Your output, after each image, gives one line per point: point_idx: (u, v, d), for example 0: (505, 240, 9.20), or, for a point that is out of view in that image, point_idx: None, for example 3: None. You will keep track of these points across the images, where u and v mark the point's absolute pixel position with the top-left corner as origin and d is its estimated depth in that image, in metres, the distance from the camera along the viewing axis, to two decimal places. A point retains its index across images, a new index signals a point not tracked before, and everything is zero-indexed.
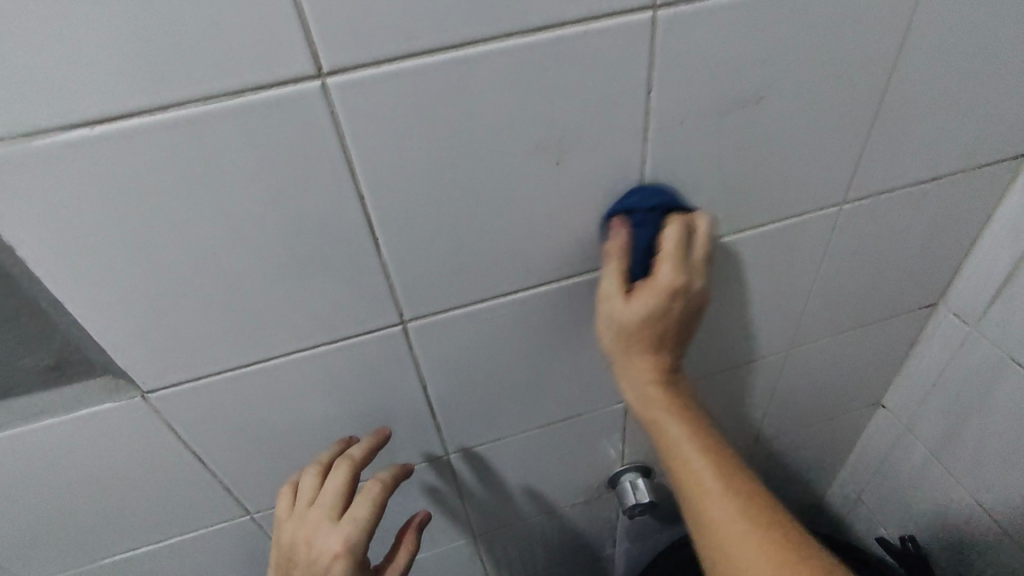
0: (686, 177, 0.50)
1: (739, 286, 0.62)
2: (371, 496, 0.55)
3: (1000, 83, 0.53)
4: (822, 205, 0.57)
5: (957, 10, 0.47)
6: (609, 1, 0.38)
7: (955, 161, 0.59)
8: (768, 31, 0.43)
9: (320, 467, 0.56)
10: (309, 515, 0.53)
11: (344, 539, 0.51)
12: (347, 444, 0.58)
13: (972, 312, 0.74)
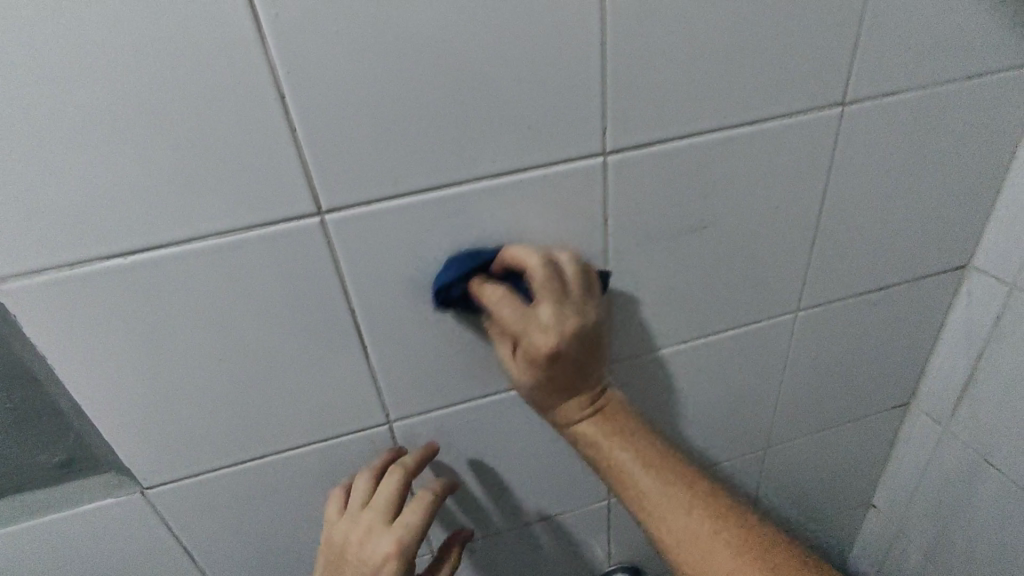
0: (648, 290, 0.56)
1: (708, 387, 0.66)
2: (426, 498, 0.51)
3: (926, 206, 0.60)
4: (777, 313, 0.62)
5: (873, 151, 0.54)
6: (565, 150, 0.45)
7: (899, 272, 0.65)
8: (707, 171, 0.50)
9: (372, 472, 0.53)
10: (362, 519, 0.50)
11: (398, 541, 0.48)
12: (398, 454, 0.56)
13: (941, 411, 0.77)
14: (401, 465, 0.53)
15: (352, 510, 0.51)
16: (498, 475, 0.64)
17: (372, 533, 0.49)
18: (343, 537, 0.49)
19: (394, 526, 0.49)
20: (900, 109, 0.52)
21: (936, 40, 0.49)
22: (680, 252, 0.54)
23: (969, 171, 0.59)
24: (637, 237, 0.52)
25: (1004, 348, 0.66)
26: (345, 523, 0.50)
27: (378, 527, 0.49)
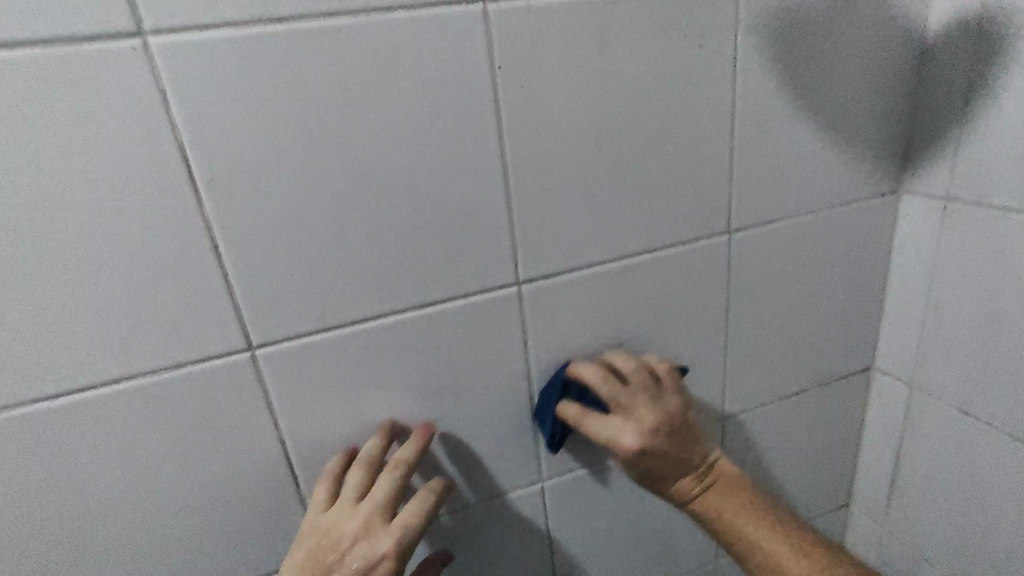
0: None
1: (646, 500, 0.67)
2: (403, 467, 0.47)
3: (823, 315, 0.66)
4: (703, 421, 0.65)
5: (763, 269, 0.61)
6: (481, 283, 0.50)
7: (811, 375, 0.69)
8: (615, 293, 0.55)
9: (371, 465, 0.48)
10: (345, 502, 0.46)
11: (392, 531, 0.45)
12: (383, 444, 0.49)
13: (878, 510, 0.78)
14: (400, 463, 0.48)
15: (318, 561, 0.44)
16: None
17: (369, 515, 0.45)
18: (339, 539, 0.44)
19: (388, 519, 0.45)
20: (780, 233, 0.60)
21: (799, 177, 0.57)
22: (600, 368, 0.57)
23: (854, 283, 0.66)
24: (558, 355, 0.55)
25: (926, 436, 0.68)
26: (316, 557, 0.44)
27: (370, 505, 0.45)
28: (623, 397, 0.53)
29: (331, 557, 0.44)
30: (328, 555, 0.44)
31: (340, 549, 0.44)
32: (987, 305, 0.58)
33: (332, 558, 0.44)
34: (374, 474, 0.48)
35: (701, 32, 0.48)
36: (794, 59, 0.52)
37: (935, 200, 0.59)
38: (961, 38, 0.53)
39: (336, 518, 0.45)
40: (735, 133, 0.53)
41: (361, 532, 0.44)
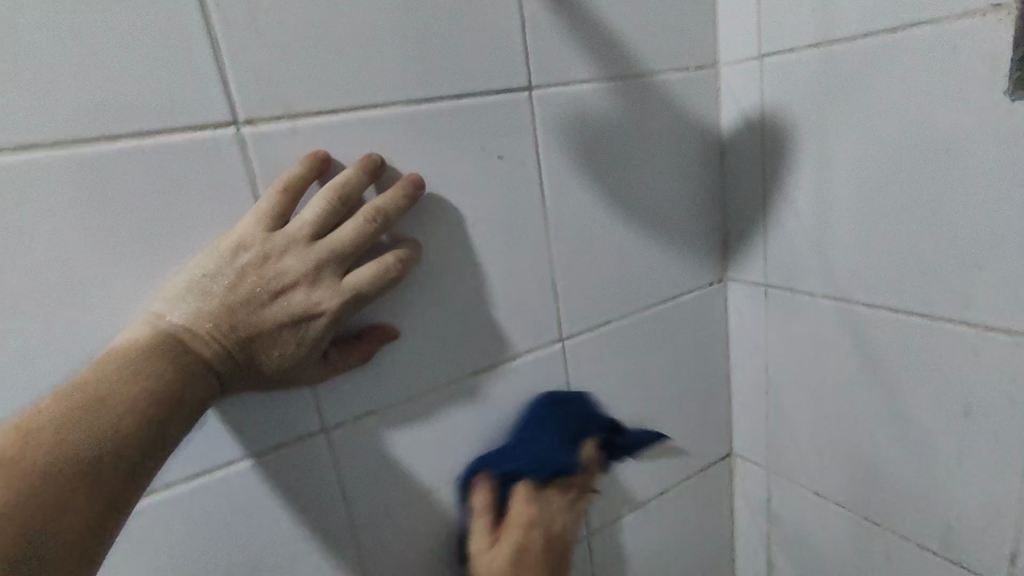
0: (411, 561, 0.50)
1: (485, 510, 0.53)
2: (368, 221, 0.39)
3: (673, 408, 0.64)
4: (547, 412, 0.55)
5: (599, 247, 0.55)
6: (227, 177, 0.38)
7: (667, 474, 0.66)
8: (429, 266, 0.46)
9: (339, 198, 0.39)
10: (259, 233, 0.37)
11: (322, 252, 0.38)
12: (364, 179, 0.40)
13: (757, 495, 0.70)
14: (368, 214, 0.39)
15: (223, 279, 0.35)
16: None
17: (282, 277, 0.37)
18: (246, 262, 0.36)
19: (323, 260, 0.38)
20: (615, 334, 0.58)
21: (632, 212, 0.56)
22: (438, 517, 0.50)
23: (699, 375, 0.66)
24: (382, 507, 0.47)
25: (789, 402, 0.62)
26: (213, 302, 0.35)
27: (284, 290, 0.37)
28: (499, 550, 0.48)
29: (222, 331, 0.35)
30: (222, 313, 0.35)
31: (238, 317, 0.35)
32: (822, 384, 0.58)
33: (224, 335, 0.35)
34: (338, 207, 0.39)
35: (501, 144, 0.47)
36: (602, 163, 0.53)
37: (756, 286, 0.61)
38: (750, 138, 0.57)
39: (235, 254, 0.36)
40: (557, 183, 0.51)
41: (278, 292, 0.37)
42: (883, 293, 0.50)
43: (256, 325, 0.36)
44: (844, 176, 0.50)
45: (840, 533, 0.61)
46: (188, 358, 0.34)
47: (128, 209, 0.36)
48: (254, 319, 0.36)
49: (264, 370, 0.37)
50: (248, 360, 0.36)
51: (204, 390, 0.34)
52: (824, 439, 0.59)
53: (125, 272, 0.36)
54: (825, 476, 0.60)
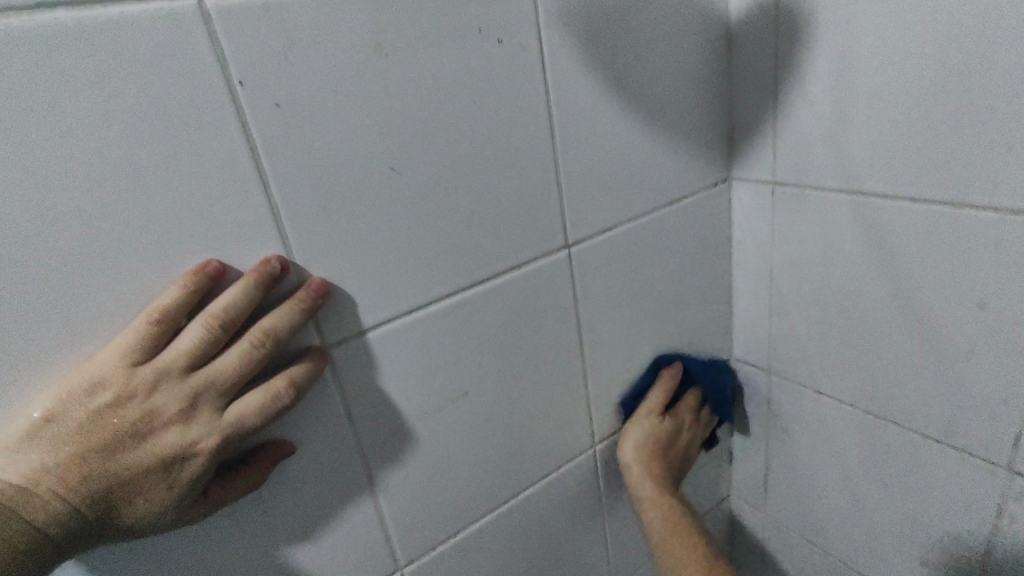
0: (425, 478, 0.48)
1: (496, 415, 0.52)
2: (262, 342, 0.36)
3: (677, 314, 0.63)
4: (555, 314, 0.52)
5: (603, 137, 0.51)
6: (189, 45, 0.32)
7: None
8: (426, 158, 0.41)
9: (218, 325, 0.34)
10: (120, 369, 0.32)
11: (192, 388, 0.34)
12: (247, 301, 0.35)
13: (756, 389, 0.70)
14: (259, 333, 0.36)
15: (69, 436, 0.32)
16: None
17: (143, 415, 0.33)
18: (97, 408, 0.32)
19: (197, 396, 0.34)
20: (622, 239, 0.55)
21: (638, 99, 0.52)
22: (449, 426, 0.49)
23: (702, 280, 0.64)
24: (392, 426, 0.45)
25: (794, 295, 0.61)
26: (110, 410, 0.32)
27: (151, 430, 0.33)
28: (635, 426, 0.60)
29: (125, 438, 0.33)
30: (77, 459, 0.32)
31: (92, 468, 0.32)
32: (829, 282, 0.57)
33: (76, 481, 0.32)
34: (215, 337, 0.34)
35: (500, 25, 0.42)
36: (607, 50, 0.48)
37: (764, 185, 0.59)
38: (763, 22, 0.53)
39: (132, 369, 0.33)
40: (558, 64, 0.46)
41: (145, 435, 0.33)
42: (905, 180, 0.48)
43: (164, 429, 0.34)
44: (872, 47, 0.46)
45: (840, 429, 0.62)
46: (87, 472, 0.32)
47: (81, 98, 0.30)
48: (160, 431, 0.34)
49: (128, 523, 0.34)
50: (157, 484, 0.34)
51: (106, 502, 0.33)
52: (829, 339, 0.59)
53: (84, 174, 0.31)
54: (828, 374, 0.61)
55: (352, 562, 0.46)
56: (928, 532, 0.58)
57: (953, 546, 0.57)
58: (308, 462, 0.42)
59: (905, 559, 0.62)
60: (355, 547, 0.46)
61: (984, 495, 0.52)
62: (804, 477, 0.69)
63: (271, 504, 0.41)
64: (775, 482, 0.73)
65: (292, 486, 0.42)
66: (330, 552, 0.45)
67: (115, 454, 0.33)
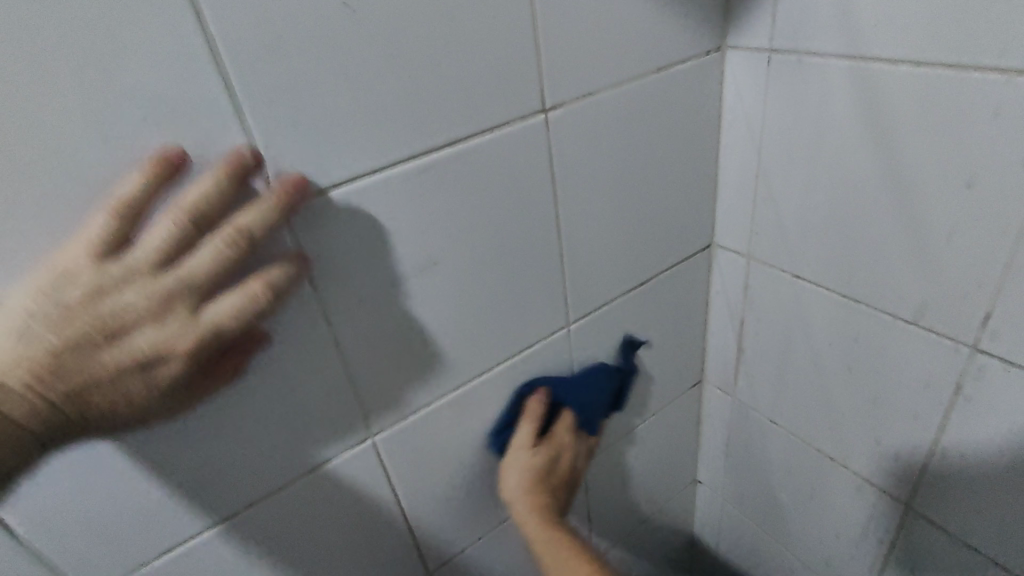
0: (393, 348, 0.48)
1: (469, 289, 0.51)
2: (236, 239, 0.35)
3: (658, 195, 0.61)
4: (530, 187, 0.50)
5: None
6: None
7: (650, 264, 0.65)
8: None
9: (190, 222, 0.34)
10: (89, 262, 0.32)
11: (163, 285, 0.33)
12: (218, 197, 0.35)
13: (735, 275, 0.70)
14: (233, 231, 0.35)
15: (39, 329, 0.31)
16: (149, 429, 0.39)
17: (114, 310, 0.32)
18: (67, 301, 0.31)
19: (170, 296, 0.33)
20: (604, 108, 0.52)
21: None
22: (419, 298, 0.48)
23: (686, 160, 0.61)
24: (357, 293, 0.44)
25: (780, 177, 0.59)
26: (75, 305, 0.31)
27: (123, 327, 0.32)
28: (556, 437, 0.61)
29: (97, 337, 0.32)
30: (49, 354, 0.31)
31: (64, 364, 0.31)
32: (817, 162, 0.55)
33: (49, 374, 0.31)
34: (185, 232, 0.34)
35: None
36: None
37: (759, 54, 0.55)
38: None
39: (97, 263, 0.32)
40: None
41: (118, 333, 0.32)
42: (908, 42, 0.44)
43: (136, 326, 0.33)
44: None
45: (813, 313, 0.62)
46: (56, 365, 0.31)
47: None
48: (133, 332, 0.33)
49: (107, 420, 0.34)
50: (135, 378, 0.34)
51: (82, 399, 0.32)
52: (811, 222, 0.58)
53: None
54: (807, 258, 0.60)
55: (322, 425, 0.47)
56: (886, 411, 0.60)
57: (908, 423, 0.59)
58: (271, 326, 0.41)
59: (862, 435, 0.64)
60: (326, 412, 0.47)
61: (947, 374, 0.53)
62: (775, 361, 0.70)
63: None
64: (746, 367, 0.75)
65: (257, 349, 0.41)
66: (301, 415, 0.46)
67: (87, 352, 0.32)
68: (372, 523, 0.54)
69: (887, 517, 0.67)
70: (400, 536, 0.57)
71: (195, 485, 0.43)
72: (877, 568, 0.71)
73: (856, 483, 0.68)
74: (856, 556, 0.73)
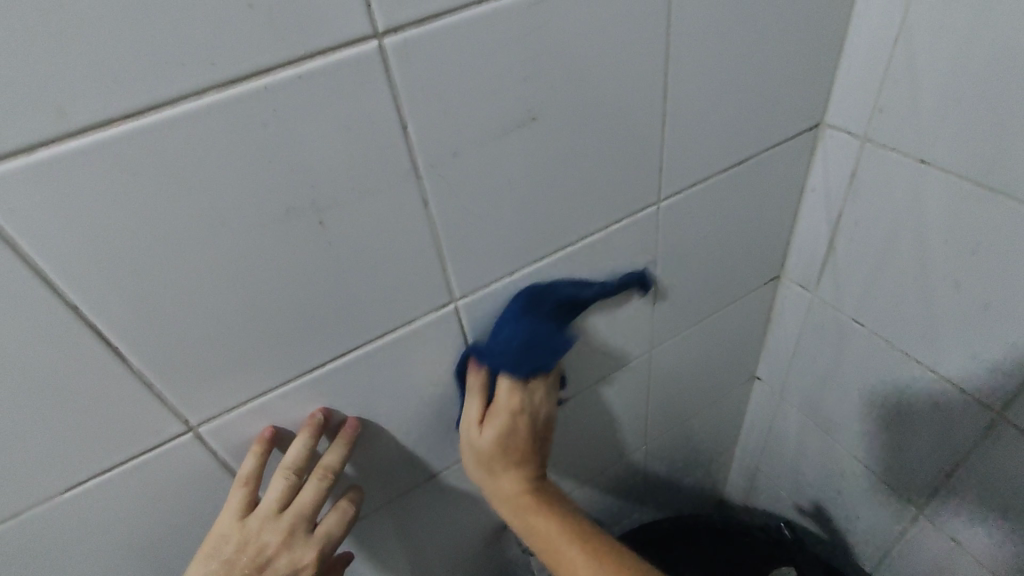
0: (484, 214, 0.45)
1: (568, 154, 0.47)
2: (330, 468, 0.49)
3: (779, 61, 0.54)
4: (645, 36, 0.44)
5: None
6: None
7: (754, 142, 0.59)
8: None
9: (295, 474, 0.48)
10: (240, 517, 0.46)
11: (291, 518, 0.48)
12: (307, 448, 0.47)
13: (844, 160, 0.63)
14: (325, 468, 0.49)
15: (219, 560, 0.46)
16: (247, 270, 0.38)
17: (261, 539, 0.46)
18: (236, 545, 0.46)
19: (293, 511, 0.48)
20: None
21: None
22: (516, 159, 0.44)
23: (811, 19, 0.54)
24: (452, 145, 0.41)
25: (927, 41, 0.51)
26: (238, 551, 0.46)
27: (278, 561, 0.47)
28: (490, 423, 0.54)
29: (259, 566, 0.46)
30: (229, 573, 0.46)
31: None
32: (984, 20, 0.47)
33: None
34: (295, 484, 0.48)
35: None
36: None
37: None
38: None
39: (242, 519, 0.47)
40: None
41: (271, 560, 0.47)
42: None
43: (276, 557, 0.47)
44: None
45: (936, 202, 0.56)
46: None
47: None
48: (280, 555, 0.48)
49: None
50: None
51: None
52: (959, 95, 0.51)
53: None
54: (943, 139, 0.53)
55: (409, 287, 0.46)
56: (1001, 312, 0.56)
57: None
58: (368, 178, 0.39)
59: (960, 339, 0.61)
60: (415, 274, 0.45)
61: None
62: (871, 258, 0.65)
63: (331, 215, 0.39)
64: (833, 264, 0.70)
65: (352, 201, 0.39)
66: (390, 275, 0.44)
67: (253, 566, 0.46)
68: (448, 383, 0.55)
69: (970, 422, 0.64)
70: (472, 399, 0.58)
71: (289, 332, 0.43)
72: (946, 470, 0.70)
73: (942, 387, 0.65)
74: (926, 458, 0.72)
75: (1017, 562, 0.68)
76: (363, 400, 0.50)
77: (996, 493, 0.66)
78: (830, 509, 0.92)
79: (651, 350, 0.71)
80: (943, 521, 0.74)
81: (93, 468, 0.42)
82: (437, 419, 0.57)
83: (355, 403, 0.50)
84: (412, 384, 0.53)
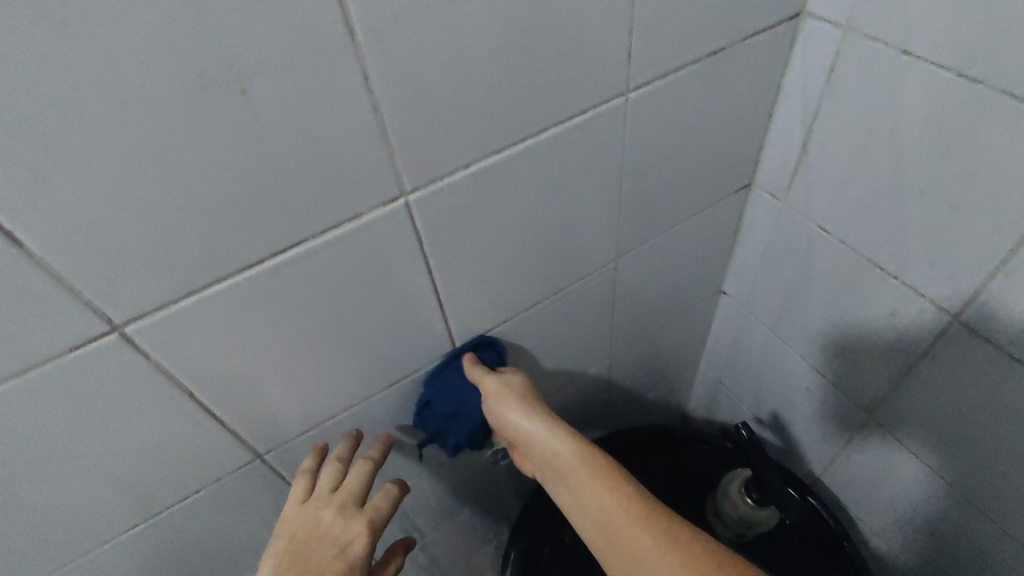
0: (432, 94, 0.41)
1: (525, 29, 0.42)
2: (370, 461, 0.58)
3: None
4: None
5: None
6: None
7: (729, 31, 0.55)
8: None
9: (341, 464, 0.57)
10: (297, 504, 0.54)
11: (341, 494, 0.55)
12: (349, 445, 0.59)
13: (823, 53, 0.60)
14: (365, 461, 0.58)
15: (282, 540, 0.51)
16: (160, 146, 0.34)
17: (316, 512, 0.53)
18: (296, 521, 0.52)
19: (342, 490, 0.55)
20: None
21: None
22: (468, 30, 0.39)
23: None
24: (391, 5, 0.36)
25: None
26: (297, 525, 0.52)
27: (334, 528, 0.52)
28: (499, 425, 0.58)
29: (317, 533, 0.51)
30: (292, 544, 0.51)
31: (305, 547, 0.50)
32: None
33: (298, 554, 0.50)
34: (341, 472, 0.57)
35: None
36: None
37: None
38: None
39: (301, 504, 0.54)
40: None
41: (326, 527, 0.52)
42: None
43: (332, 525, 0.52)
44: None
45: (913, 97, 0.54)
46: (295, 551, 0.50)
47: None
48: (334, 525, 0.52)
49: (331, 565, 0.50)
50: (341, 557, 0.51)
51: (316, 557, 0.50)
52: None
53: None
54: (927, 25, 0.50)
55: (351, 175, 0.42)
56: (969, 214, 0.54)
57: (990, 230, 0.54)
58: (294, 41, 0.34)
59: (925, 243, 0.60)
60: (358, 161, 0.41)
61: None
62: (843, 162, 0.63)
63: (254, 85, 0.34)
64: (805, 170, 0.68)
65: (278, 68, 0.34)
66: (330, 160, 0.40)
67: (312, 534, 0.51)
68: (402, 287, 0.52)
69: (926, 328, 0.65)
70: (428, 305, 0.56)
71: (220, 221, 0.39)
72: (899, 376, 0.71)
73: (903, 294, 0.65)
74: (880, 364, 0.73)
75: (958, 461, 0.70)
76: (310, 301, 0.47)
77: (945, 396, 0.67)
78: (786, 418, 0.95)
79: (617, 259, 0.69)
80: (892, 424, 0.76)
81: (7, 371, 0.38)
82: (392, 325, 0.55)
83: (301, 305, 0.47)
84: (362, 285, 0.50)
